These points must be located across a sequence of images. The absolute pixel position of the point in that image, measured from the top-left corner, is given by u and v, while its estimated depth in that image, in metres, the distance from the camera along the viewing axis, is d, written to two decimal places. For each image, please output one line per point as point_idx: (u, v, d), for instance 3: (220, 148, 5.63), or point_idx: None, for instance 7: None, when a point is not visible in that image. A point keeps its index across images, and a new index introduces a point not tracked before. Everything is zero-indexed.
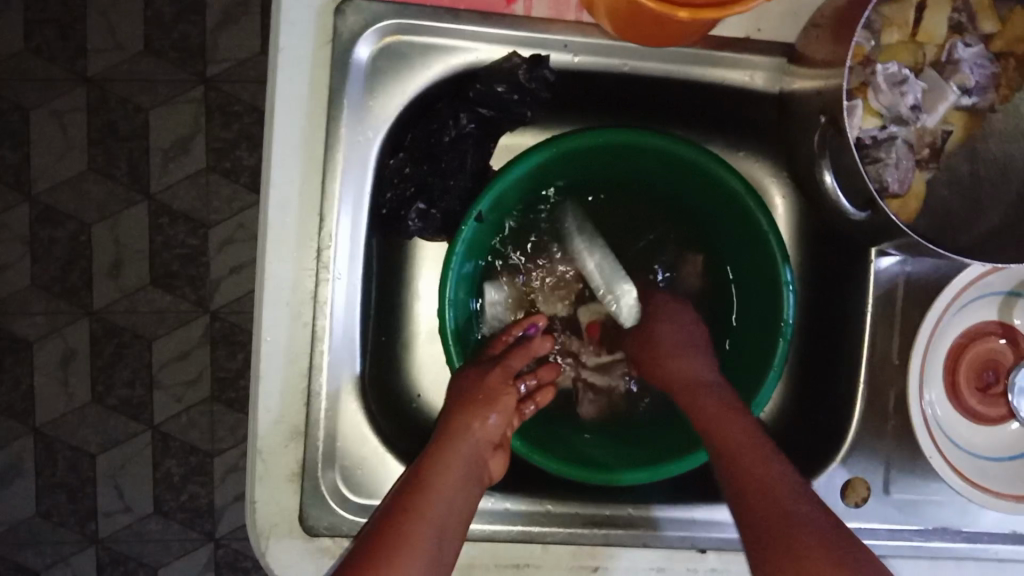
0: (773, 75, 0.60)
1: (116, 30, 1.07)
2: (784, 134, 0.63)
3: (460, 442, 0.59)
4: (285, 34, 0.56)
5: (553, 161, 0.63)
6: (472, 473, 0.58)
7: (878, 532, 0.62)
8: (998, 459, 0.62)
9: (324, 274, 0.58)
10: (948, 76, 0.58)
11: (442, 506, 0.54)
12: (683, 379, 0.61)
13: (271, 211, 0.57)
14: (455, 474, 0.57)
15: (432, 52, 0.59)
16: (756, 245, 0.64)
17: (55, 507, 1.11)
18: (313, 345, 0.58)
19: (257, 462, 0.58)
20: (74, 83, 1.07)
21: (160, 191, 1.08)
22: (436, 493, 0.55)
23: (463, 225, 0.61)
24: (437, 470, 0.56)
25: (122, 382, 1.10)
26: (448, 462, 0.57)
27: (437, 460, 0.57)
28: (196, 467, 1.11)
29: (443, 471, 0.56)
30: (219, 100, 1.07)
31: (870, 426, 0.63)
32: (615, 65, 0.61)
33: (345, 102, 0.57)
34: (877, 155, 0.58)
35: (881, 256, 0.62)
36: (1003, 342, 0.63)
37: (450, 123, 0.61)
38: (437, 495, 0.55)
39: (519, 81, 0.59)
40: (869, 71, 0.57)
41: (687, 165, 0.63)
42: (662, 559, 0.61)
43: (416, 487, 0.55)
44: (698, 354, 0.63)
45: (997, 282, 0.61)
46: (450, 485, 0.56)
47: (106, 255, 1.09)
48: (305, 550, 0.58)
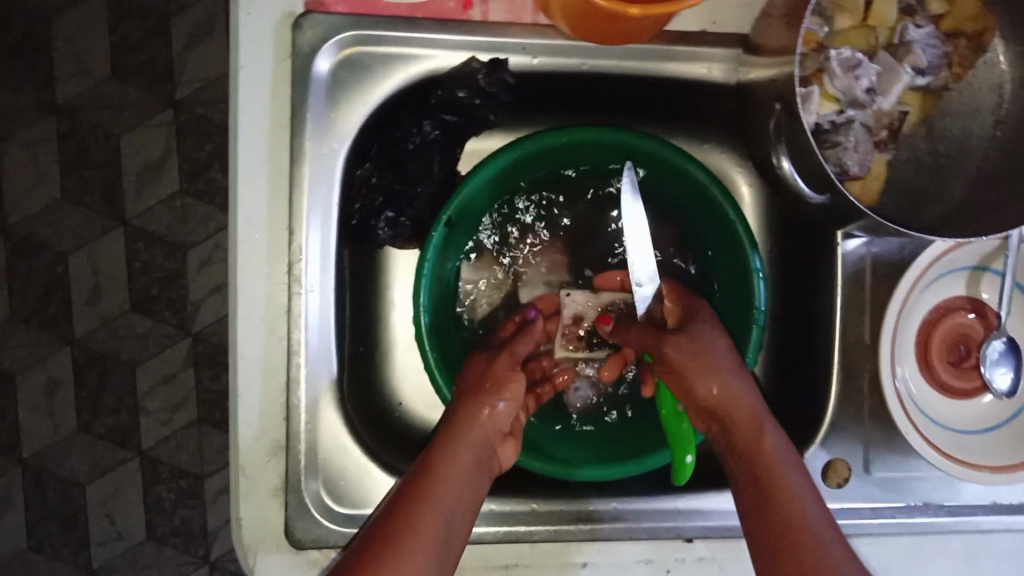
0: (731, 66, 0.61)
1: (82, 58, 1.07)
2: (747, 124, 0.64)
3: (472, 436, 0.57)
4: (243, 51, 0.56)
5: (519, 162, 0.64)
6: (480, 473, 0.55)
7: (862, 512, 0.63)
8: (972, 431, 0.63)
9: (296, 287, 0.58)
10: (900, 58, 0.59)
11: (453, 504, 0.52)
12: (727, 396, 0.56)
13: (240, 228, 0.57)
14: (467, 474, 0.54)
15: (392, 61, 0.60)
16: (726, 234, 0.65)
17: (47, 539, 1.10)
18: (290, 359, 0.58)
19: (240, 479, 0.58)
20: (42, 114, 1.07)
21: (135, 216, 1.08)
22: (448, 490, 0.52)
23: (434, 230, 0.61)
24: (449, 465, 0.54)
25: (107, 409, 1.10)
26: (458, 459, 0.55)
27: (448, 454, 0.55)
28: (188, 490, 1.10)
29: (457, 467, 0.54)
30: (189, 122, 1.07)
31: (847, 406, 0.64)
32: (574, 65, 0.61)
33: (308, 116, 0.58)
34: (836, 139, 0.59)
35: (847, 239, 0.64)
36: (972, 316, 0.64)
37: (413, 131, 0.61)
38: (448, 493, 0.52)
39: (480, 86, 0.60)
40: (824, 57, 0.58)
41: (653, 160, 0.64)
42: (649, 550, 0.61)
43: (426, 481, 0.52)
44: (732, 360, 0.58)
45: (961, 258, 0.62)
46: (463, 486, 0.53)
47: (85, 283, 1.09)
48: (293, 564, 0.58)
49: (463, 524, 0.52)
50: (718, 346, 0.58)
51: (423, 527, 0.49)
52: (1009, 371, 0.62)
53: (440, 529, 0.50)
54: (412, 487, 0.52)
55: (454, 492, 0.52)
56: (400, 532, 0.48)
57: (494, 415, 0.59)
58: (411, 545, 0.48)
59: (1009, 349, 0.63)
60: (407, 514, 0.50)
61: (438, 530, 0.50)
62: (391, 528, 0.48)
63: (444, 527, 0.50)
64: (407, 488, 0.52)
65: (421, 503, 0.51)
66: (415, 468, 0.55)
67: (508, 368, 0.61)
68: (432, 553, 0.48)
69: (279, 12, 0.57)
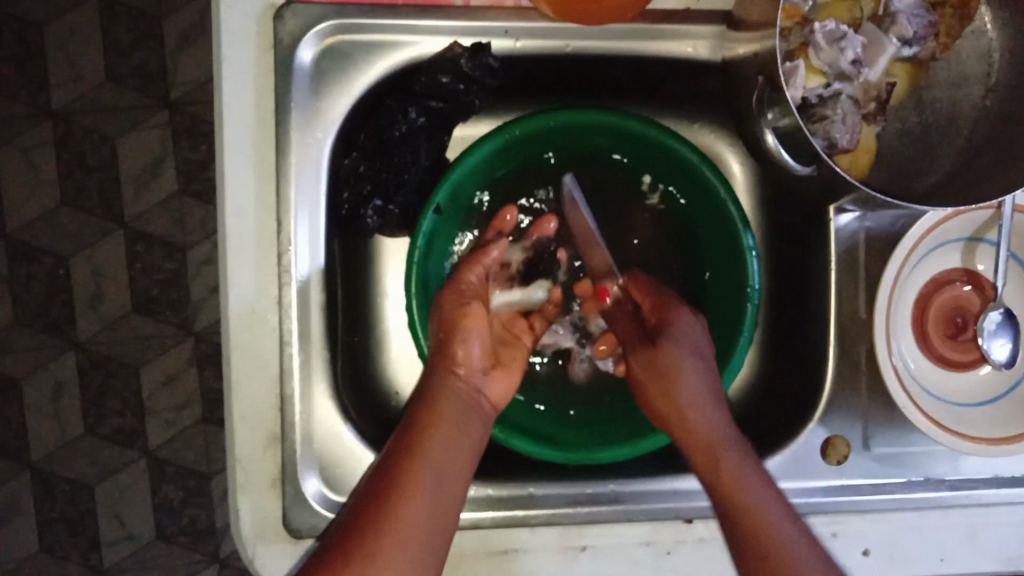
0: (716, 43, 0.61)
1: (76, 62, 1.07)
2: (733, 102, 0.63)
3: (453, 390, 0.60)
4: (227, 43, 0.56)
5: (508, 147, 0.63)
6: (467, 424, 0.59)
7: (862, 488, 0.62)
8: (969, 404, 0.62)
9: (285, 277, 0.58)
10: (887, 29, 0.58)
11: (444, 459, 0.55)
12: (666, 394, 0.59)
13: (229, 220, 0.57)
14: (454, 430, 0.58)
15: (375, 49, 0.60)
16: (716, 214, 0.64)
17: (57, 541, 1.11)
18: (282, 350, 0.58)
19: (237, 471, 0.58)
20: (38, 119, 1.07)
21: (134, 218, 1.09)
22: (435, 446, 0.56)
23: (423, 217, 0.61)
24: (435, 423, 0.57)
25: (113, 411, 1.10)
26: (443, 416, 0.58)
27: (432, 412, 0.58)
28: (195, 489, 1.11)
29: (441, 426, 0.57)
30: (185, 123, 1.07)
31: (845, 383, 0.63)
32: (557, 47, 0.61)
33: (292, 106, 0.58)
34: (824, 112, 0.58)
35: (841, 213, 0.63)
36: (968, 289, 0.63)
37: (399, 118, 0.61)
38: (436, 448, 0.56)
39: (462, 70, 0.60)
40: (808, 30, 0.57)
41: (642, 140, 0.63)
42: (649, 532, 0.61)
43: (414, 440, 0.56)
44: (707, 393, 0.59)
45: (953, 229, 0.62)
46: (450, 442, 0.57)
47: (87, 286, 1.09)
48: (293, 554, 0.58)
49: (461, 472, 0.56)
50: (691, 378, 0.59)
51: (413, 487, 0.53)
52: (1008, 342, 0.62)
53: (430, 487, 0.53)
54: (403, 446, 0.56)
55: (441, 447, 0.56)
56: (393, 495, 0.52)
57: (467, 360, 0.61)
58: (405, 505, 0.52)
59: (1005, 320, 0.62)
60: (400, 474, 0.54)
61: (430, 487, 0.53)
62: (383, 491, 0.53)
63: (435, 483, 0.54)
64: (398, 446, 0.56)
65: (411, 461, 0.54)
66: (405, 422, 0.58)
67: (459, 307, 0.62)
68: (427, 507, 0.52)
69: (260, 4, 0.57)
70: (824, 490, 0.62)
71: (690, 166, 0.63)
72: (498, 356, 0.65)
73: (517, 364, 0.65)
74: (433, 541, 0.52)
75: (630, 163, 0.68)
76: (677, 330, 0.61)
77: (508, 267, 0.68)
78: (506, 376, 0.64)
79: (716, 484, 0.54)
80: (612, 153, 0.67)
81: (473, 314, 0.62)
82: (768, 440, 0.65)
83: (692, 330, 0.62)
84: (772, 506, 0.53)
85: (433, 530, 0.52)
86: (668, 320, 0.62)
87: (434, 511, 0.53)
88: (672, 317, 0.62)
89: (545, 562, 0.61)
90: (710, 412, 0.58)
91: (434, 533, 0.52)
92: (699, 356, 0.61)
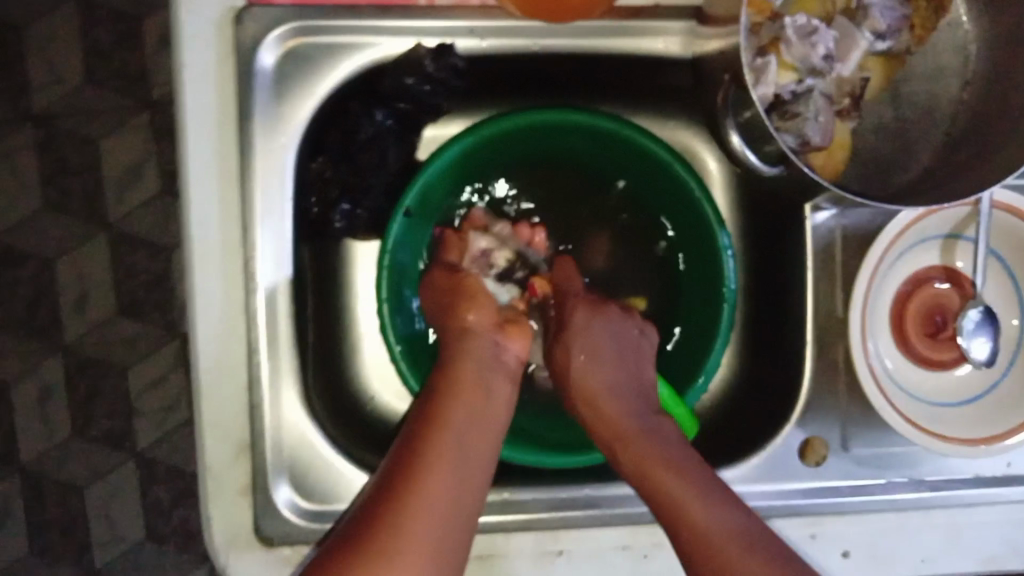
0: (686, 39, 0.60)
1: (54, 63, 1.05)
2: (704, 100, 0.63)
3: (475, 350, 0.60)
4: (187, 48, 0.55)
5: (480, 146, 0.62)
6: (495, 387, 0.59)
7: (842, 490, 0.61)
8: (948, 404, 0.61)
9: (251, 286, 0.57)
10: (859, 23, 0.57)
11: (466, 423, 0.55)
12: (581, 373, 0.63)
13: (193, 228, 0.56)
14: (478, 397, 0.57)
15: (338, 51, 0.58)
16: (692, 213, 0.63)
17: (48, 545, 1.10)
18: (250, 358, 0.57)
19: (206, 481, 0.58)
20: (19, 121, 1.06)
21: (118, 219, 1.07)
22: (456, 412, 0.55)
23: (392, 220, 0.60)
24: (457, 389, 0.57)
25: (101, 413, 1.09)
26: (469, 382, 0.58)
27: (455, 376, 0.58)
28: (185, 490, 1.10)
29: (464, 389, 0.57)
30: (168, 123, 1.06)
31: (823, 383, 0.62)
32: (525, 45, 0.60)
33: (255, 110, 0.56)
34: (797, 109, 0.57)
35: (816, 211, 0.61)
36: (945, 286, 0.62)
37: (364, 121, 0.60)
38: (460, 416, 0.55)
39: (427, 73, 0.59)
40: (779, 25, 0.56)
41: (615, 139, 0.62)
42: (626, 536, 0.61)
43: (434, 409, 0.56)
44: (606, 388, 0.61)
45: (931, 225, 0.61)
46: (473, 409, 0.56)
47: (72, 288, 1.08)
48: (266, 562, 0.58)
49: (485, 442, 0.55)
50: (589, 374, 0.62)
51: (436, 455, 0.52)
52: (987, 340, 0.60)
53: (456, 455, 0.53)
54: (425, 416, 0.55)
55: (465, 415, 0.56)
56: (417, 462, 0.51)
57: (479, 323, 0.61)
58: (430, 471, 0.51)
59: (986, 318, 0.61)
60: (422, 443, 0.53)
61: (455, 454, 0.53)
62: (405, 459, 0.52)
63: (459, 451, 0.53)
64: (419, 418, 0.55)
65: (433, 432, 0.54)
66: (423, 394, 0.58)
67: (453, 276, 0.64)
68: (452, 472, 0.52)
69: (220, 8, 0.55)
70: (802, 491, 0.61)
71: (663, 166, 0.61)
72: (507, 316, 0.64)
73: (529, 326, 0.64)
74: (460, 506, 0.51)
75: (605, 161, 0.67)
76: (576, 335, 0.63)
77: (490, 256, 0.65)
78: (522, 334, 0.62)
79: (629, 462, 0.57)
80: (588, 151, 0.66)
81: (472, 281, 0.63)
82: (746, 444, 0.64)
83: (595, 329, 0.63)
84: (695, 475, 0.54)
85: (461, 498, 0.51)
86: (567, 322, 0.64)
87: (460, 477, 0.52)
88: (571, 320, 0.64)
89: (522, 567, 0.60)
90: (623, 405, 0.60)
91: (461, 501, 0.51)
92: (599, 355, 0.63)
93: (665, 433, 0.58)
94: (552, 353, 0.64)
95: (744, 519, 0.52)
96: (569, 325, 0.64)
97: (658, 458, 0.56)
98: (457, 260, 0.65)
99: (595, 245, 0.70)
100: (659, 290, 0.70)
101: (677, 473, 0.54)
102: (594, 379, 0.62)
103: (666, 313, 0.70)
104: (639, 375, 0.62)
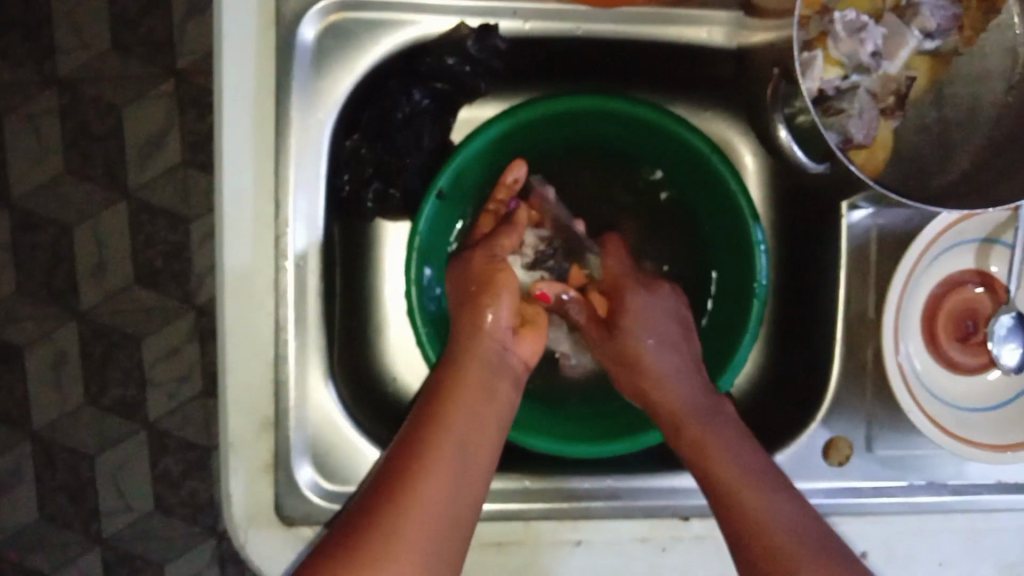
0: (731, 30, 0.60)
1: (81, 29, 1.04)
2: (749, 91, 0.62)
3: (485, 353, 0.59)
4: (227, 17, 0.53)
5: (516, 129, 0.61)
6: (497, 389, 0.58)
7: (863, 491, 0.61)
8: (975, 409, 0.61)
9: (282, 261, 0.56)
10: (908, 21, 0.57)
11: (468, 423, 0.54)
12: (642, 348, 0.64)
13: (226, 202, 0.55)
14: (479, 399, 0.56)
15: (378, 30, 0.58)
16: (726, 207, 0.63)
17: (57, 510, 1.11)
18: (277, 335, 0.56)
19: (229, 454, 0.57)
20: (43, 86, 1.05)
21: (139, 188, 1.06)
22: (460, 411, 0.54)
23: (424, 201, 0.60)
24: (460, 391, 0.56)
25: (115, 382, 1.09)
26: (473, 381, 0.56)
27: (460, 375, 0.57)
28: (195, 462, 1.10)
29: (469, 389, 0.56)
30: (191, 94, 1.05)
31: (851, 384, 0.62)
32: (568, 30, 0.60)
33: (294, 85, 0.56)
34: (840, 106, 0.57)
35: (852, 210, 0.61)
36: (979, 291, 0.62)
37: (403, 100, 0.60)
38: (460, 419, 0.54)
39: (468, 53, 0.58)
40: (827, 20, 0.57)
41: (651, 128, 0.62)
42: (645, 528, 0.60)
43: (437, 410, 0.54)
44: (669, 367, 0.63)
45: (970, 229, 0.61)
46: (476, 408, 0.55)
47: (89, 256, 1.07)
48: (286, 540, 0.57)
49: (486, 444, 0.54)
50: (650, 355, 0.63)
51: (439, 454, 0.51)
52: (1018, 347, 0.61)
53: (458, 452, 0.52)
54: (426, 415, 0.54)
55: (467, 416, 0.54)
56: (421, 458, 0.50)
57: (496, 325, 0.61)
58: (433, 467, 0.50)
59: (1017, 325, 0.61)
60: (425, 441, 0.51)
61: (454, 456, 0.51)
62: (408, 453, 0.51)
63: (460, 451, 0.52)
64: (420, 417, 0.54)
65: (435, 428, 0.53)
66: (426, 392, 0.56)
67: (487, 263, 0.63)
68: (455, 472, 0.51)
69: None
70: (825, 490, 0.61)
71: (700, 158, 0.61)
72: (524, 313, 0.65)
73: (541, 326, 0.65)
74: (459, 507, 0.50)
75: (643, 151, 0.66)
76: (636, 319, 0.65)
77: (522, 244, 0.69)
78: (535, 338, 0.63)
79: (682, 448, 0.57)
80: (623, 140, 0.66)
81: (504, 275, 0.62)
82: (768, 443, 0.64)
83: (652, 309, 0.65)
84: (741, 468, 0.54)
85: (463, 494, 0.50)
86: (625, 305, 0.66)
87: (462, 474, 0.51)
88: (628, 304, 0.66)
89: (539, 555, 0.59)
90: (683, 384, 0.61)
91: (458, 505, 0.50)
92: (660, 335, 0.64)
93: (720, 416, 0.59)
94: (609, 337, 0.66)
95: (793, 504, 0.52)
96: (628, 307, 0.66)
97: (707, 455, 0.56)
98: (504, 249, 0.64)
99: (615, 237, 0.71)
100: (687, 280, 0.71)
101: (723, 453, 0.55)
102: (655, 358, 0.63)
103: (694, 302, 0.71)
104: (690, 352, 0.64)
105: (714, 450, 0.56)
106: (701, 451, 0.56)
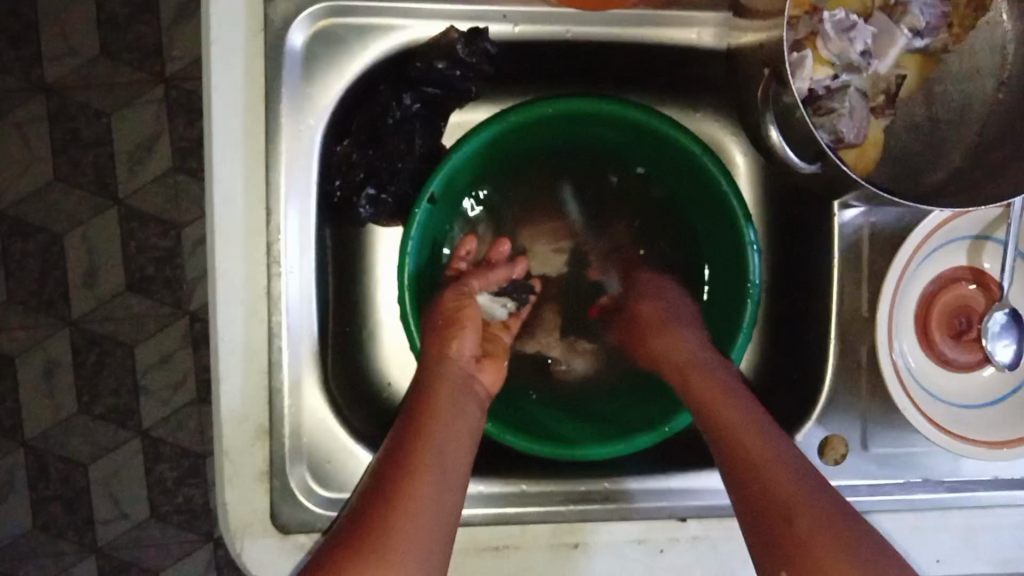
0: (720, 31, 0.60)
1: (68, 35, 1.03)
2: (739, 92, 0.62)
3: (451, 375, 0.58)
4: (213, 24, 0.53)
5: (508, 132, 0.61)
6: (467, 406, 0.57)
7: (859, 489, 0.61)
8: (970, 406, 0.61)
9: (275, 268, 0.56)
10: (898, 19, 0.57)
11: (445, 437, 0.54)
12: (660, 316, 0.64)
13: (217, 208, 0.54)
14: (452, 412, 0.56)
15: (367, 35, 0.58)
16: (720, 208, 0.62)
17: (51, 520, 1.10)
18: (271, 342, 0.56)
19: (224, 463, 0.57)
20: (30, 93, 1.04)
21: (128, 196, 1.06)
22: (437, 425, 0.54)
23: (417, 206, 0.60)
24: (435, 409, 0.55)
25: (107, 390, 1.09)
26: (445, 399, 0.56)
27: (433, 396, 0.56)
28: (190, 468, 1.10)
29: (441, 408, 0.56)
30: (180, 100, 1.04)
31: (844, 383, 0.63)
32: (557, 32, 0.60)
33: (284, 91, 0.56)
34: (830, 105, 0.57)
35: (845, 209, 0.62)
36: (972, 287, 0.62)
37: (393, 105, 0.60)
38: (435, 428, 0.54)
39: (459, 57, 0.58)
40: (817, 19, 0.57)
41: (645, 130, 0.61)
42: (641, 530, 0.60)
43: (415, 427, 0.54)
44: (683, 330, 0.63)
45: (962, 226, 0.61)
46: (451, 423, 0.55)
47: (79, 263, 1.07)
48: (281, 548, 0.57)
49: (464, 453, 0.54)
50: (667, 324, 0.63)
51: (420, 466, 0.51)
52: (1011, 343, 0.61)
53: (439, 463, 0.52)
54: (406, 432, 0.54)
55: (443, 429, 0.54)
56: (404, 472, 0.50)
57: (458, 354, 0.60)
58: (416, 479, 0.50)
59: (1011, 321, 0.60)
60: (407, 456, 0.51)
61: (435, 463, 0.51)
62: (389, 470, 0.51)
63: (440, 461, 0.52)
64: (400, 435, 0.54)
65: (415, 441, 0.53)
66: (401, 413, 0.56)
67: (452, 304, 0.62)
68: (439, 482, 0.50)
69: None
70: None
71: (692, 158, 0.61)
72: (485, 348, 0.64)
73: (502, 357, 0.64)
74: (447, 514, 0.49)
75: (635, 150, 0.66)
76: (653, 295, 0.67)
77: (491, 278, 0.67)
78: (496, 369, 0.63)
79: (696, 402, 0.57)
80: (615, 140, 0.65)
81: (466, 311, 0.62)
82: None
83: (667, 293, 0.67)
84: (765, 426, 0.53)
85: (447, 502, 0.50)
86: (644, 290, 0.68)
87: (444, 484, 0.51)
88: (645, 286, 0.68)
89: (536, 559, 0.59)
90: (693, 346, 0.61)
91: (447, 513, 0.50)
92: (679, 313, 0.64)
93: (729, 377, 0.58)
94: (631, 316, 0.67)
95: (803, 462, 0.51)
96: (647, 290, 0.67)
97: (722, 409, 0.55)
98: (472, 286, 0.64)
99: (610, 228, 0.71)
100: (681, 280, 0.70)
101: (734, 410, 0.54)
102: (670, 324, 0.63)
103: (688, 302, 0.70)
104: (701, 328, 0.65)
105: (726, 406, 0.55)
106: (709, 404, 0.56)
